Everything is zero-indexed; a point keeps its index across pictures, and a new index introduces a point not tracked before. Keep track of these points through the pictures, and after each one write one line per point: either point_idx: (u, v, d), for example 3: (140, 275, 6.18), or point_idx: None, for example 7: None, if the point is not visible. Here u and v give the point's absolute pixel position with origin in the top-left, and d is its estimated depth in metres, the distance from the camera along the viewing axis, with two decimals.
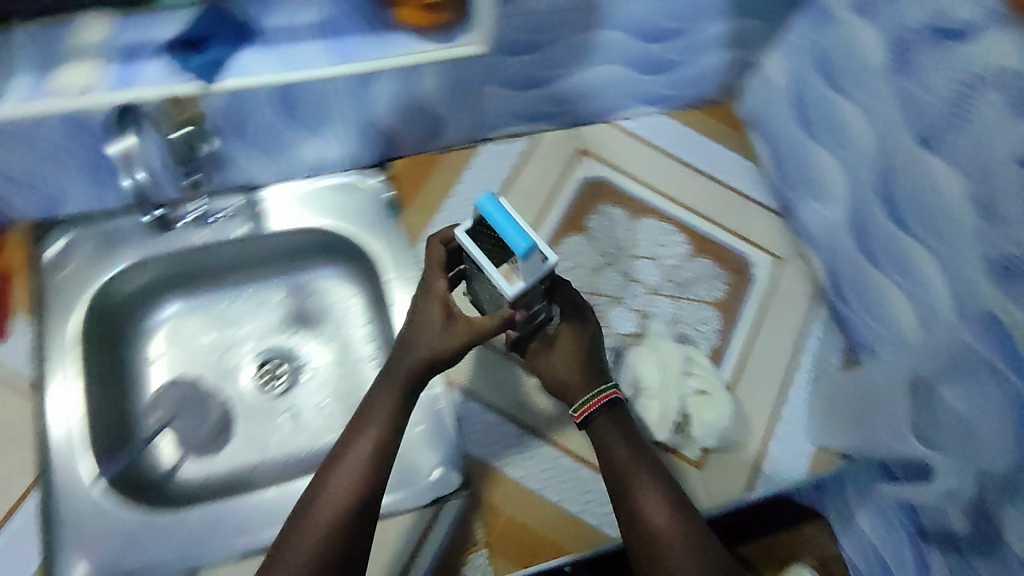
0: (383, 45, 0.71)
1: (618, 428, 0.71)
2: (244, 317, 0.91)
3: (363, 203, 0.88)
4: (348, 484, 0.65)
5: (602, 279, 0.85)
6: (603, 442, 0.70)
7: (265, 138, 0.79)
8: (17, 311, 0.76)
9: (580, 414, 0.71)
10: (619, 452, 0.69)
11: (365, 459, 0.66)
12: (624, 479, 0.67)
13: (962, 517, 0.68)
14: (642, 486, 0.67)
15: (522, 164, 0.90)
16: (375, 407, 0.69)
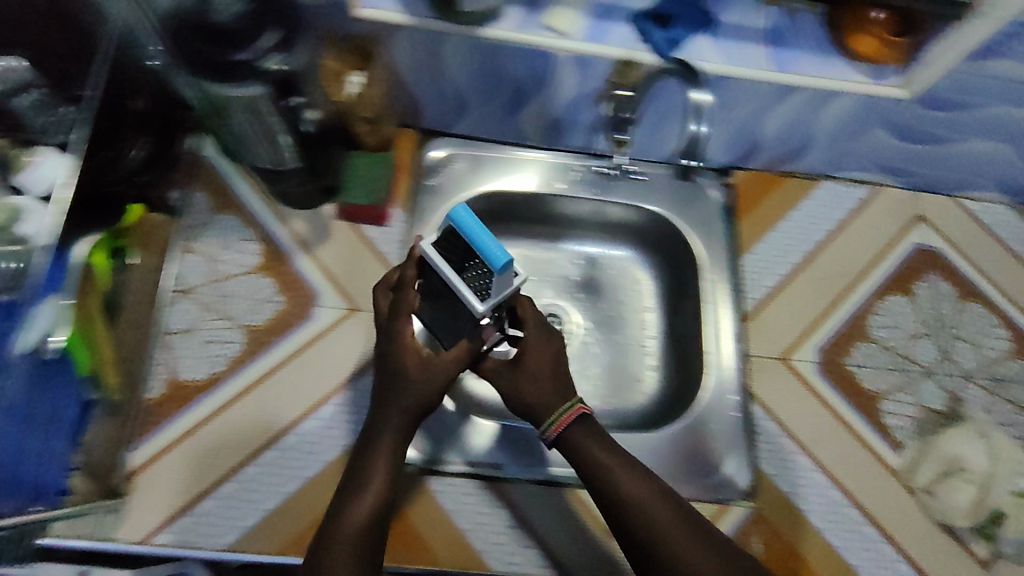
0: (819, 65, 0.72)
1: (598, 440, 0.64)
2: (540, 269, 0.94)
3: (700, 202, 0.87)
4: (369, 499, 0.58)
5: (919, 346, 0.84)
6: (580, 451, 0.63)
7: (651, 112, 0.83)
8: (397, 202, 0.83)
9: (549, 433, 0.64)
10: (602, 453, 0.63)
11: (369, 515, 0.57)
12: (605, 480, 0.62)
13: None
14: (617, 467, 0.62)
15: (858, 210, 0.90)
16: (381, 446, 0.61)
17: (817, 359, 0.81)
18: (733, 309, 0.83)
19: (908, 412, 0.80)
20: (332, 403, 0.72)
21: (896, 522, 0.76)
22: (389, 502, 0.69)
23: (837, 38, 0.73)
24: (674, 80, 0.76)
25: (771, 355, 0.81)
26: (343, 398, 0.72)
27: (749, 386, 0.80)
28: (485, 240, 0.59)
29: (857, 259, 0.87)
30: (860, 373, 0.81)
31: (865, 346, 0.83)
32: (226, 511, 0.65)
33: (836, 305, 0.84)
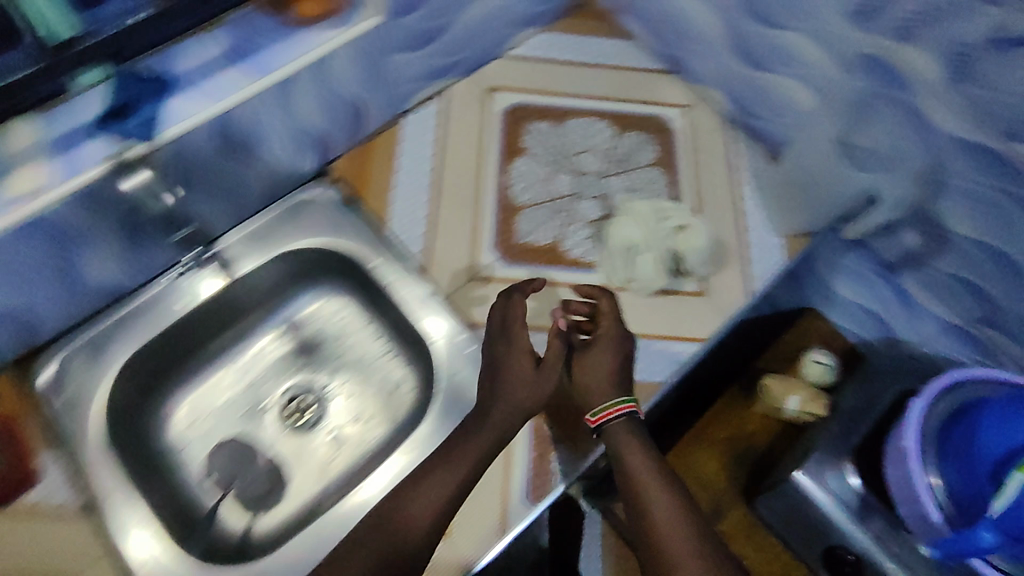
0: (293, 49, 0.72)
1: (630, 440, 0.71)
2: (251, 372, 0.91)
3: (318, 214, 0.89)
4: (427, 512, 0.69)
5: (558, 185, 0.93)
6: (617, 442, 0.72)
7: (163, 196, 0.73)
8: (39, 449, 0.75)
9: (599, 419, 0.73)
10: (633, 458, 0.70)
11: (439, 500, 0.70)
12: (637, 488, 0.68)
13: (909, 232, 0.89)
14: (643, 474, 0.69)
15: (444, 121, 0.95)
16: (457, 467, 0.71)
17: (497, 255, 0.87)
18: (409, 275, 0.86)
19: (587, 237, 0.89)
20: None
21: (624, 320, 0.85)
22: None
23: (286, 16, 0.72)
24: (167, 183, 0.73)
25: (458, 285, 0.85)
26: None
27: (464, 322, 0.84)
28: None
29: (470, 156, 0.93)
30: (534, 239, 0.89)
31: (523, 216, 0.90)
32: None
33: (481, 205, 0.90)
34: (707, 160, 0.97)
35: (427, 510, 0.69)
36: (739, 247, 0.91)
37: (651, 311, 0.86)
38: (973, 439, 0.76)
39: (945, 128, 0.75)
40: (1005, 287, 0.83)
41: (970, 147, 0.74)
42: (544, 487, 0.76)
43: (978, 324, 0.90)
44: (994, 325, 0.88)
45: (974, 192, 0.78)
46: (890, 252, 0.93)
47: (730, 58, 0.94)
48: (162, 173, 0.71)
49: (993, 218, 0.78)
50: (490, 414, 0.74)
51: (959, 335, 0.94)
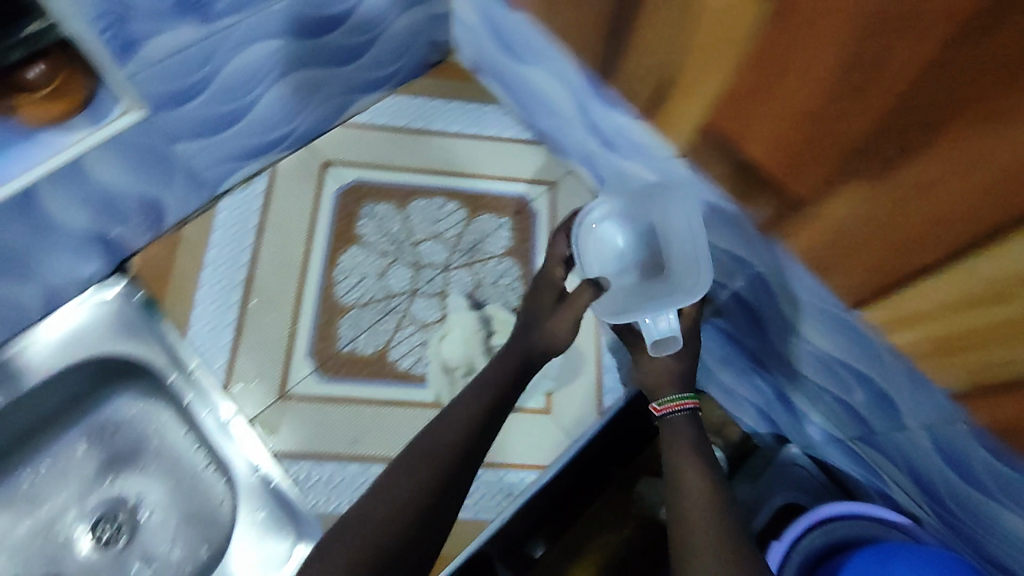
0: (38, 154, 0.66)
1: (709, 458, 0.61)
2: (55, 485, 0.82)
3: (116, 317, 0.80)
4: (449, 444, 0.60)
5: (392, 279, 0.84)
6: (674, 435, 0.64)
7: None
8: None
9: (662, 408, 0.66)
10: (681, 452, 0.62)
11: (447, 458, 0.59)
12: (676, 496, 0.59)
13: (782, 344, 0.77)
14: (693, 467, 0.60)
15: (268, 204, 0.87)
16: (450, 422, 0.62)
17: (313, 367, 0.79)
18: (211, 389, 0.77)
19: (416, 343, 0.80)
20: None
21: None
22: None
23: (21, 120, 0.65)
24: None
25: (265, 403, 0.77)
26: None
27: (268, 446, 0.75)
28: None
29: (293, 246, 0.85)
30: (357, 347, 0.80)
31: (347, 318, 0.81)
32: None
33: (300, 306, 0.81)
34: None
35: (390, 518, 0.55)
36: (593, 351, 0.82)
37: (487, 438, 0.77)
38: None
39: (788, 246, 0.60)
40: (881, 417, 0.65)
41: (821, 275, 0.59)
42: None
43: (859, 446, 0.77)
44: (871, 449, 0.74)
45: None
46: (767, 359, 0.81)
47: (584, 134, 0.83)
48: None
49: (857, 356, 0.62)
50: (448, 412, 0.63)
51: (843, 449, 0.81)
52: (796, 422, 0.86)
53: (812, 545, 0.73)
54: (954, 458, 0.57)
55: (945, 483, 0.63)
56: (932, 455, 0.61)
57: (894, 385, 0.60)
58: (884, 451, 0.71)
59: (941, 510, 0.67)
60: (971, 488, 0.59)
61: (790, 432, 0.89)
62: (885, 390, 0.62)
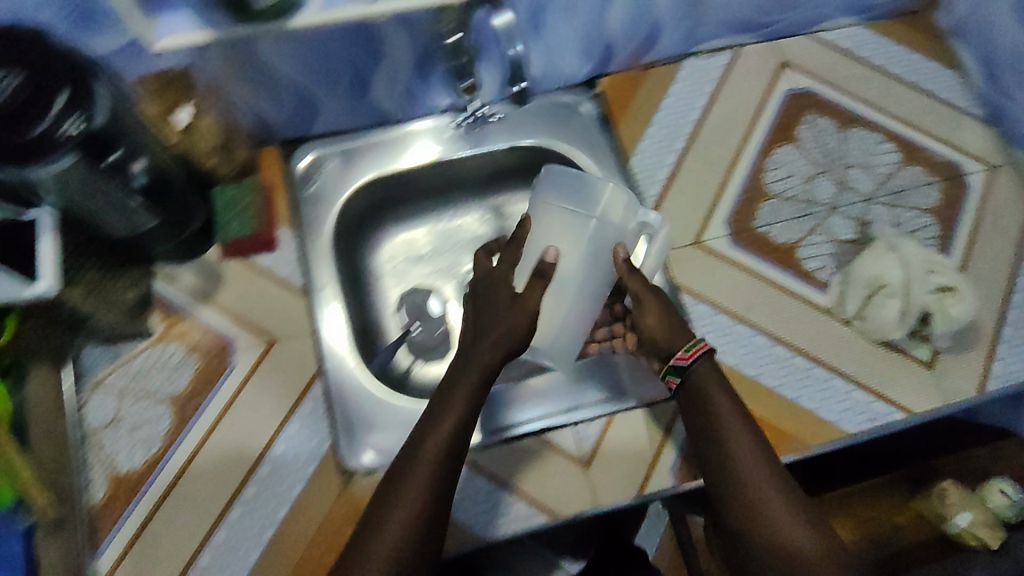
0: None
1: (716, 376, 0.67)
2: (454, 233, 0.95)
3: (571, 122, 0.87)
4: (417, 499, 0.56)
5: (816, 188, 0.86)
6: (701, 389, 0.67)
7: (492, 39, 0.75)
8: (281, 223, 0.81)
9: (690, 353, 0.68)
10: (736, 439, 0.63)
11: (418, 501, 0.56)
12: (713, 424, 0.65)
13: None
14: (722, 404, 0.65)
15: (725, 79, 0.90)
16: (407, 485, 0.57)
17: (729, 232, 0.83)
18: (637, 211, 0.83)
19: (826, 251, 0.83)
20: (293, 419, 0.73)
21: (830, 348, 0.79)
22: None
23: None
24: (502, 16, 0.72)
25: (683, 242, 0.83)
26: (300, 416, 0.74)
27: (671, 278, 0.81)
28: None
29: (741, 122, 0.88)
30: (772, 231, 0.83)
31: (769, 204, 0.85)
32: None
33: (732, 175, 0.85)
34: (992, 229, 0.86)
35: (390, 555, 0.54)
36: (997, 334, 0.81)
37: (872, 361, 0.79)
38: None
39: None
40: None
41: None
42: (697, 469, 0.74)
43: None
44: None
45: None
46: None
47: None
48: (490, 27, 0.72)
49: None
50: (450, 398, 0.61)
51: None
52: None
53: None
54: None
55: None
56: None
57: None
58: None
59: None
60: None
61: None
62: None
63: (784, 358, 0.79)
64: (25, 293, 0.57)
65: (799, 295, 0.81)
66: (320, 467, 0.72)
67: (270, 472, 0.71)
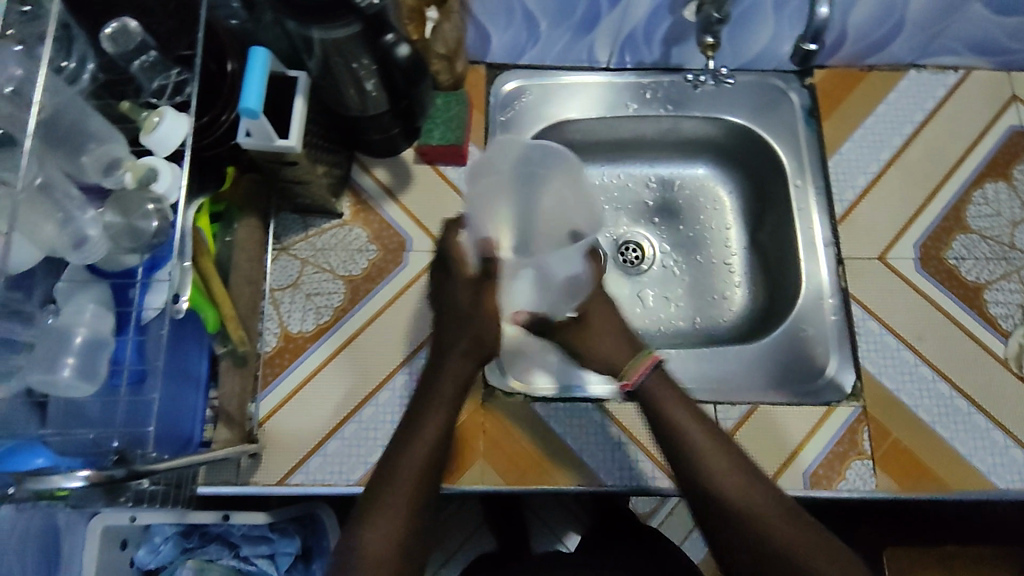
0: None
1: (670, 394, 0.62)
2: (621, 194, 0.95)
3: (779, 108, 0.86)
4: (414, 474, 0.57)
5: (1020, 234, 0.81)
6: (653, 401, 0.62)
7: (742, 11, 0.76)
8: (474, 140, 0.84)
9: (632, 381, 0.63)
10: (704, 437, 0.59)
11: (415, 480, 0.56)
12: (678, 432, 0.59)
13: None
14: (677, 417, 0.60)
15: (947, 100, 0.86)
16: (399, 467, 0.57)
17: (915, 255, 0.80)
18: (821, 212, 0.83)
19: (1016, 300, 0.78)
20: None
21: (996, 398, 0.75)
22: (498, 426, 0.76)
23: None
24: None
25: (865, 255, 0.80)
26: None
27: (843, 285, 0.80)
28: (247, 83, 0.57)
29: (952, 148, 0.84)
30: (961, 265, 0.80)
31: (965, 237, 0.81)
32: (345, 457, 0.71)
33: (931, 199, 0.82)
34: None
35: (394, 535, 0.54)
36: None
37: None
38: None
39: None
40: None
41: None
42: (828, 482, 0.72)
43: None
44: None
45: None
46: None
47: None
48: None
49: None
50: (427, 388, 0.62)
51: None
52: None
53: None
54: None
55: None
56: None
57: None
58: None
59: None
60: None
61: None
62: None
63: (944, 396, 0.75)
64: (278, 145, 0.60)
65: (975, 337, 0.77)
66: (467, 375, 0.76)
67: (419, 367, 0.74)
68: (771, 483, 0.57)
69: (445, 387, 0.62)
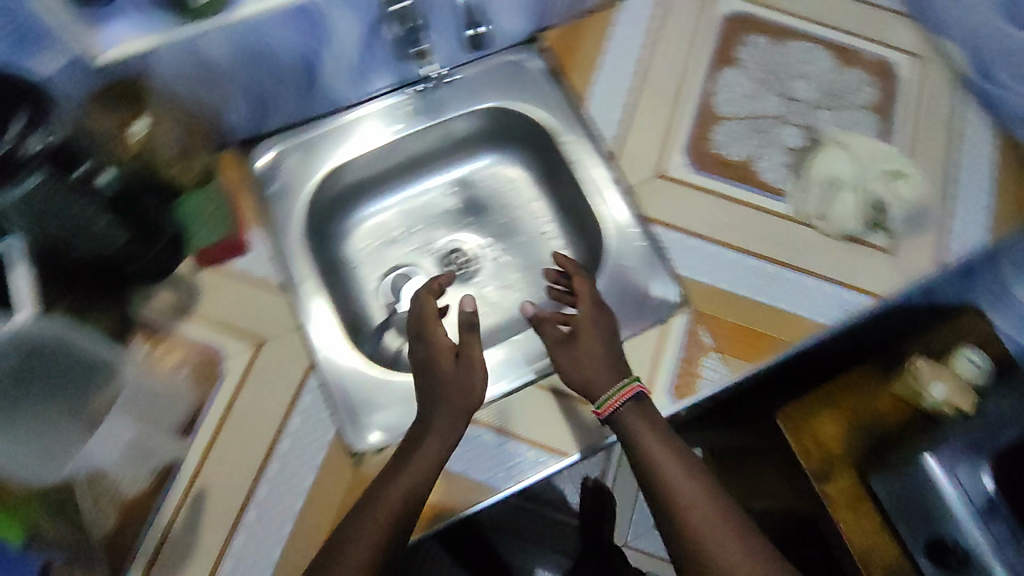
0: None
1: (645, 420, 0.69)
2: (420, 210, 0.95)
3: (526, 77, 0.89)
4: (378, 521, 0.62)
5: (764, 103, 0.89)
6: (635, 434, 0.68)
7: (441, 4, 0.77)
8: (251, 224, 0.79)
9: (604, 411, 0.69)
10: (650, 444, 0.67)
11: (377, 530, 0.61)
12: (642, 460, 0.67)
13: None
14: (668, 462, 0.66)
15: (663, 15, 0.92)
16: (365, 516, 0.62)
17: (689, 159, 0.85)
18: (600, 154, 0.86)
19: (785, 162, 0.85)
20: (294, 415, 0.72)
21: (799, 253, 0.82)
22: None
23: None
24: None
25: (648, 177, 0.85)
26: (298, 410, 0.72)
27: (642, 211, 0.84)
28: None
29: (683, 55, 0.90)
30: (729, 152, 0.86)
31: (723, 126, 0.87)
32: None
33: (683, 105, 0.87)
34: (932, 122, 0.90)
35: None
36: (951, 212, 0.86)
37: (839, 254, 0.82)
38: None
39: None
40: None
41: None
42: (689, 389, 0.76)
43: None
44: None
45: None
46: None
47: None
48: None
49: None
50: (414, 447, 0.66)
51: None
52: None
53: None
54: None
55: None
56: None
57: None
58: None
59: None
60: None
61: None
62: None
63: (757, 269, 0.81)
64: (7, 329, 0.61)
65: (763, 207, 0.84)
66: (329, 455, 0.71)
67: (280, 468, 0.70)
68: (692, 465, 0.67)
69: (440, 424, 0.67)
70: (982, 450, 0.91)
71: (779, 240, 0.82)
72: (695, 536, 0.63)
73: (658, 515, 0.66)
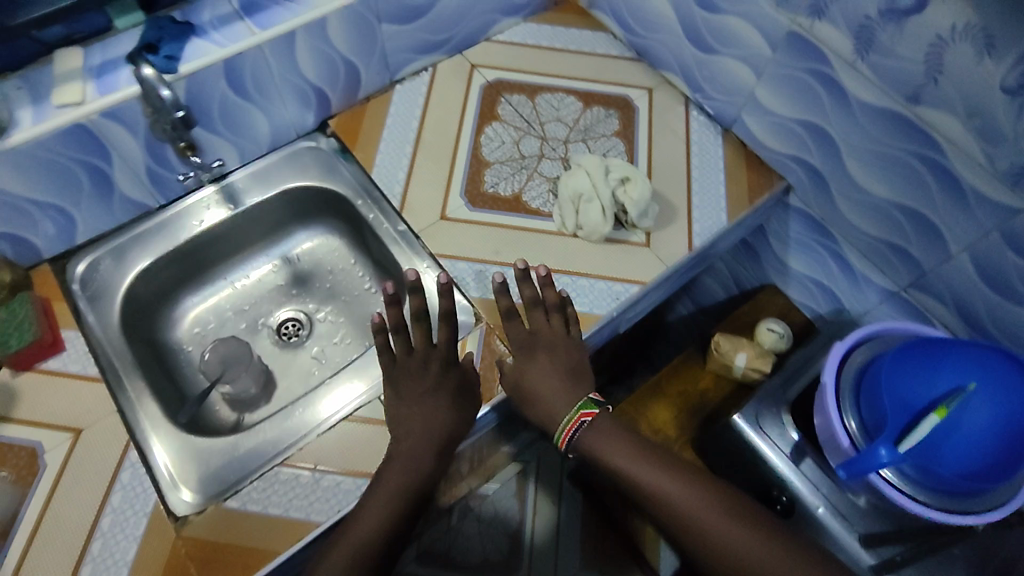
0: (298, 9, 0.89)
1: (604, 438, 0.79)
2: (250, 292, 1.05)
3: (318, 159, 1.02)
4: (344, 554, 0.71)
5: (524, 146, 1.05)
6: (591, 451, 0.79)
7: (208, 113, 0.90)
8: (66, 326, 0.87)
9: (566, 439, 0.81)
10: (613, 454, 0.78)
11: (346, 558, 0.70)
12: (614, 471, 0.78)
13: (843, 213, 1.01)
14: (631, 465, 0.78)
15: (430, 91, 1.09)
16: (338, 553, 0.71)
17: (464, 201, 0.99)
18: (388, 211, 0.98)
19: (546, 191, 1.00)
20: (114, 494, 0.77)
21: (569, 261, 0.95)
22: (241, 523, 0.77)
23: None
24: (206, 91, 0.87)
25: (430, 222, 0.97)
26: (119, 488, 0.78)
27: (430, 251, 0.95)
28: None
29: (451, 120, 1.06)
30: (498, 189, 1.00)
31: (491, 170, 1.02)
32: None
33: (454, 159, 1.02)
34: (669, 138, 1.08)
35: None
36: (693, 206, 1.01)
37: (603, 256, 0.96)
38: (884, 375, 0.86)
39: (860, 100, 0.86)
40: (930, 255, 0.92)
41: (882, 118, 0.86)
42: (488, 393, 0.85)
43: (911, 292, 0.99)
44: (922, 292, 0.97)
45: (889, 159, 0.89)
46: (822, 224, 1.06)
47: (683, 45, 1.06)
48: (198, 105, 0.88)
49: (914, 193, 0.89)
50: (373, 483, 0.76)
51: (899, 305, 1.02)
52: (857, 289, 1.08)
53: (860, 360, 0.94)
54: (986, 266, 0.86)
55: (983, 302, 0.89)
56: (971, 276, 0.88)
57: (947, 213, 0.86)
58: (933, 291, 0.95)
59: (972, 321, 0.92)
60: (1004, 300, 0.86)
61: (849, 301, 1.11)
62: (938, 220, 0.88)
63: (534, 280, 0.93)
64: None
65: (533, 229, 0.97)
66: (150, 524, 0.76)
67: (103, 543, 0.75)
68: (670, 461, 0.79)
69: (398, 462, 0.77)
70: (778, 403, 1.03)
71: (549, 253, 0.96)
72: (678, 516, 0.74)
73: (646, 505, 0.77)
